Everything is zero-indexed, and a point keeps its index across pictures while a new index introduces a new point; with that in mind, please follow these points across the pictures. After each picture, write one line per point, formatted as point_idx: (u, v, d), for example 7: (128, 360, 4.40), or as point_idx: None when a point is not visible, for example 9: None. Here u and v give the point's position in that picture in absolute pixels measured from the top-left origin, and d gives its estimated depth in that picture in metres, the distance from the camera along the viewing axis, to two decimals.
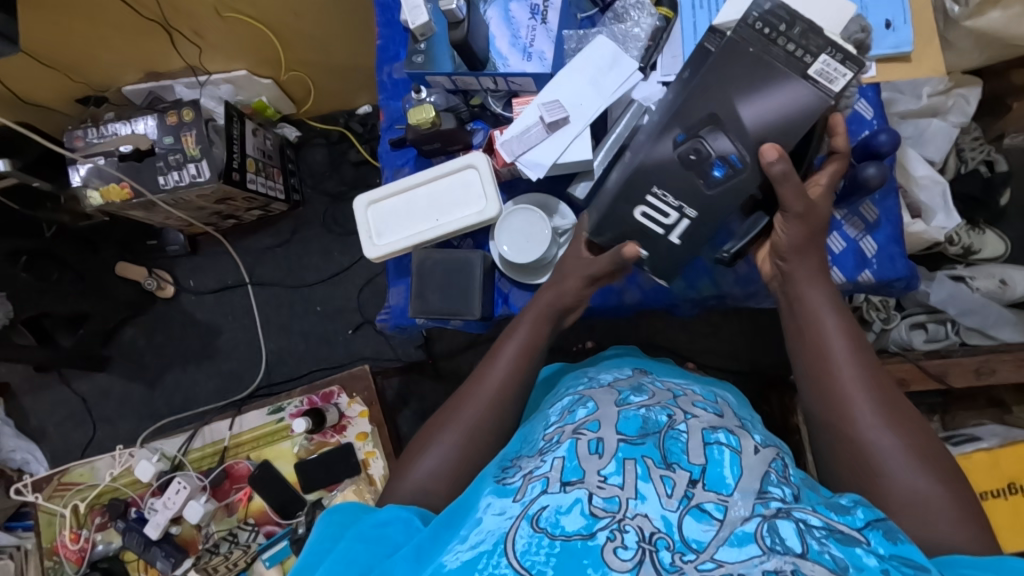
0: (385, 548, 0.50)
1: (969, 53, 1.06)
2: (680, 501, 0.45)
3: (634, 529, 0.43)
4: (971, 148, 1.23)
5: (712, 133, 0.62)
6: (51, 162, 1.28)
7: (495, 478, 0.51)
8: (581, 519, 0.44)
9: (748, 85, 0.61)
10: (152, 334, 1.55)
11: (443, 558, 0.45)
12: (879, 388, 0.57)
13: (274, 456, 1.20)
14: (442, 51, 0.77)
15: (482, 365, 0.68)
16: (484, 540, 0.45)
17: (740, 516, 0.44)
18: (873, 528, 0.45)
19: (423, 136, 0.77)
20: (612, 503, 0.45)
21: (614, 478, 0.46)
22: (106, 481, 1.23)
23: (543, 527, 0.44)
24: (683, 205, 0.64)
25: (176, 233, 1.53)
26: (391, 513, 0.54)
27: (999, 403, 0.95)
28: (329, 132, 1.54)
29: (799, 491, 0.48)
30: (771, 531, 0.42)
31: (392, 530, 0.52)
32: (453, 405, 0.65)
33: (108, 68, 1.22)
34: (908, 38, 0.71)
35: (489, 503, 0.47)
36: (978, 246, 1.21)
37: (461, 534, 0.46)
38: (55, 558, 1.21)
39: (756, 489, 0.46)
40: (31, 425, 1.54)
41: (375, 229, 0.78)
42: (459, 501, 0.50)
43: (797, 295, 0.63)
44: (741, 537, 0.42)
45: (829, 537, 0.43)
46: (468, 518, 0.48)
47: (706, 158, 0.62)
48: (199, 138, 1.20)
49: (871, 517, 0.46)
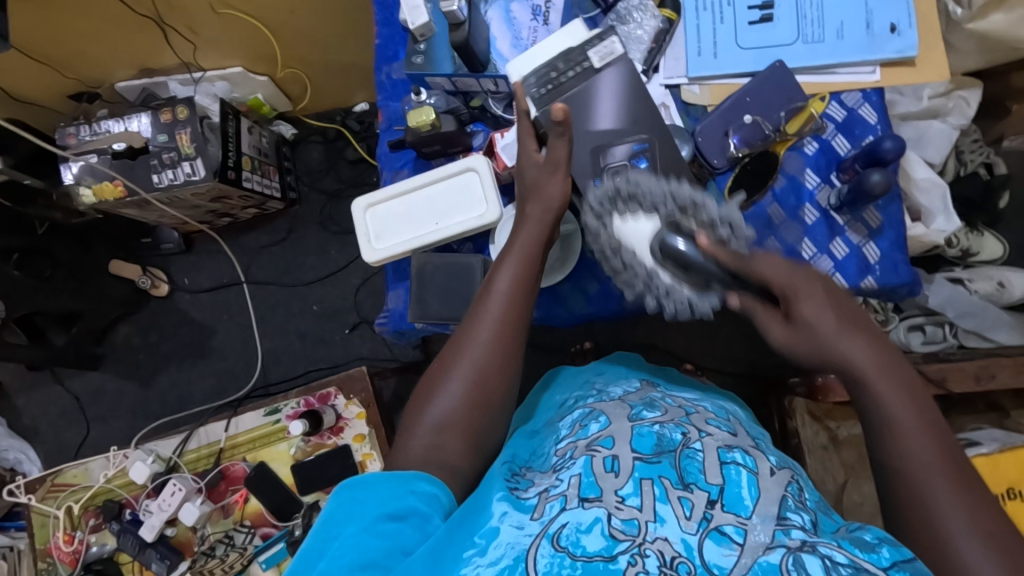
0: (402, 545, 0.48)
1: (971, 56, 1.06)
2: (699, 523, 0.44)
3: (654, 553, 0.42)
4: (970, 151, 1.23)
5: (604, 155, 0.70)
6: (42, 159, 1.27)
7: (507, 486, 0.51)
8: (602, 540, 0.43)
9: (580, 115, 0.71)
10: (146, 333, 1.54)
11: (461, 570, 0.44)
12: (948, 447, 0.50)
13: (269, 457, 1.19)
14: (442, 51, 0.76)
15: (456, 340, 0.63)
16: (504, 556, 0.44)
17: (761, 542, 0.43)
18: (899, 569, 0.43)
19: (422, 138, 0.75)
20: (631, 526, 0.44)
21: (632, 499, 0.46)
22: (100, 483, 1.22)
23: (564, 546, 0.43)
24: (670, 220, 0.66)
25: (171, 231, 1.51)
26: (402, 505, 0.51)
27: (998, 408, 0.95)
28: (326, 130, 1.53)
29: (816, 519, 0.48)
30: (797, 564, 0.41)
31: (408, 528, 0.50)
32: (431, 385, 0.62)
33: (100, 64, 1.20)
34: (913, 43, 0.71)
35: (506, 513, 0.47)
36: (977, 248, 1.20)
37: (478, 543, 0.45)
38: (49, 559, 1.20)
39: (775, 515, 0.45)
40: (23, 424, 1.53)
41: (373, 232, 0.76)
42: (475, 499, 0.50)
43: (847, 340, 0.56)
44: (765, 567, 0.41)
45: (856, 574, 0.41)
46: (481, 525, 0.46)
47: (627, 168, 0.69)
48: (194, 136, 1.18)
49: (897, 557, 0.44)
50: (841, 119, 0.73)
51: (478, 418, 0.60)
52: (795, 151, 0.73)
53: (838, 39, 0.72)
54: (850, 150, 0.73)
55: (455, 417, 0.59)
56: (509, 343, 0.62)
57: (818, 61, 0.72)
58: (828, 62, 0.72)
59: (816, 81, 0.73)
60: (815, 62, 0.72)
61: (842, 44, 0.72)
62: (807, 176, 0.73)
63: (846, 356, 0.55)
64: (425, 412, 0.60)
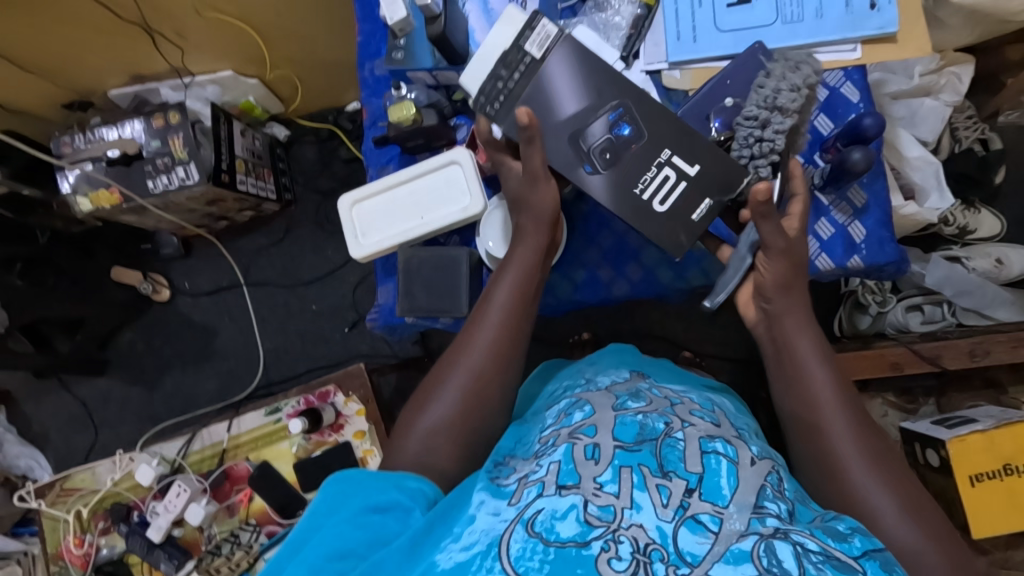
0: (381, 535, 0.49)
1: (961, 29, 1.05)
2: (675, 511, 0.44)
3: (629, 539, 0.43)
4: (965, 127, 1.21)
5: (583, 140, 0.67)
6: (40, 168, 1.28)
7: (489, 476, 0.51)
8: (576, 527, 0.43)
9: (543, 105, 0.68)
10: (149, 338, 1.56)
11: (436, 557, 0.45)
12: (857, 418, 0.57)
13: (273, 456, 1.21)
14: (421, 47, 0.76)
15: (458, 345, 0.65)
16: (478, 541, 0.44)
17: (735, 530, 0.43)
18: (870, 558, 0.44)
19: (404, 133, 0.76)
20: (607, 512, 0.44)
21: (610, 485, 0.46)
22: (108, 486, 1.24)
23: (538, 533, 0.43)
24: (658, 163, 0.66)
25: (170, 236, 1.52)
26: (389, 497, 0.51)
27: (995, 384, 0.94)
28: (319, 130, 1.53)
29: (793, 508, 0.48)
30: (768, 552, 0.42)
31: (388, 518, 0.50)
32: (434, 378, 0.63)
33: (92, 72, 1.21)
34: (893, 19, 0.70)
35: (483, 502, 0.47)
36: (973, 225, 1.19)
37: (455, 531, 0.46)
38: (61, 562, 1.22)
39: (752, 504, 0.46)
40: (34, 431, 1.55)
41: (360, 228, 0.77)
42: (459, 492, 0.50)
43: (782, 335, 0.62)
44: (737, 555, 0.42)
45: (825, 562, 0.42)
46: (461, 516, 0.47)
47: (612, 142, 0.66)
48: (187, 140, 1.20)
49: (868, 547, 0.45)
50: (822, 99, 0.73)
51: (474, 406, 0.61)
52: None
53: (817, 18, 0.71)
54: (833, 130, 0.73)
55: (442, 414, 0.60)
56: (510, 348, 0.64)
57: (797, 41, 0.71)
58: (806, 42, 0.71)
59: None
60: (795, 42, 0.71)
61: (822, 23, 0.71)
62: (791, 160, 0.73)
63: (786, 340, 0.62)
64: (416, 420, 0.61)
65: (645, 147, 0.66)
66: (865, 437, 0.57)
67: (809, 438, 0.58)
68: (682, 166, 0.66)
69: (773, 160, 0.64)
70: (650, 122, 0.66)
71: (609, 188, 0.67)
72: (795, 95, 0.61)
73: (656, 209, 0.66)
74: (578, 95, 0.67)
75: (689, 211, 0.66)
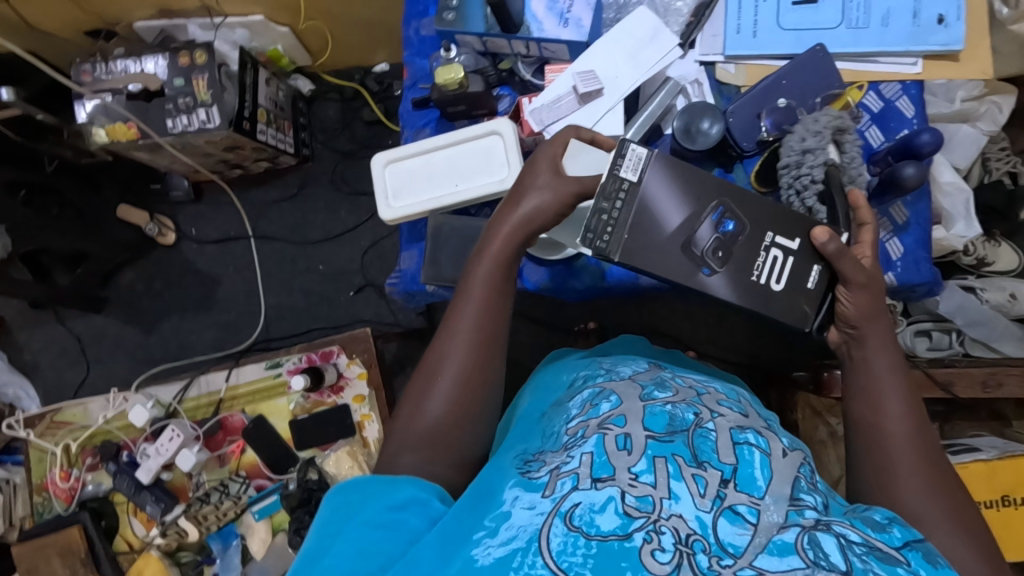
0: (407, 533, 0.49)
1: (1009, 59, 1.03)
2: (713, 501, 0.44)
3: (670, 530, 0.42)
4: (997, 158, 1.21)
5: (693, 245, 0.63)
6: (56, 93, 1.24)
7: (518, 471, 0.50)
8: (616, 519, 0.43)
9: (646, 219, 0.63)
10: (150, 280, 1.53)
11: (472, 551, 0.43)
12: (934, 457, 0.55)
13: (268, 411, 1.20)
14: (475, 9, 0.74)
15: (428, 366, 0.62)
16: (517, 537, 0.43)
17: (775, 522, 0.43)
18: (911, 548, 0.44)
19: (448, 97, 0.74)
20: (645, 502, 0.44)
21: (646, 476, 0.46)
22: (99, 423, 1.23)
23: (578, 526, 0.43)
24: (763, 246, 0.64)
25: (181, 179, 1.50)
26: (407, 495, 0.52)
27: (1000, 416, 0.95)
28: (344, 88, 1.50)
29: (827, 501, 0.47)
30: (813, 544, 0.41)
31: (409, 514, 0.50)
32: (433, 353, 0.62)
33: (120, 0, 1.17)
34: (960, 37, 0.68)
35: (517, 497, 0.46)
36: (992, 258, 1.18)
37: (488, 525, 0.45)
38: (45, 494, 1.22)
39: (788, 496, 0.45)
40: (24, 360, 1.53)
41: (392, 189, 0.75)
42: (484, 486, 0.50)
43: (864, 358, 0.61)
44: (781, 546, 0.41)
45: (870, 554, 0.42)
46: (494, 509, 0.46)
47: (722, 240, 0.63)
48: (212, 82, 1.16)
49: (908, 538, 0.45)
50: (876, 111, 0.72)
51: (476, 375, 0.61)
52: None
53: (883, 26, 0.70)
54: (883, 143, 0.72)
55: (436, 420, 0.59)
56: (490, 344, 0.62)
57: (859, 49, 0.70)
58: (868, 50, 0.70)
59: (855, 69, 0.71)
60: (857, 49, 0.70)
61: (887, 32, 0.70)
62: None
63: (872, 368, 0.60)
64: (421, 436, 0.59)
65: (750, 233, 0.64)
66: (920, 433, 0.56)
67: (862, 421, 0.58)
68: (785, 243, 0.64)
69: (818, 189, 0.64)
70: (746, 211, 0.64)
71: (727, 284, 0.64)
72: (817, 135, 0.64)
73: (775, 288, 0.63)
74: (679, 206, 0.63)
75: (805, 281, 0.64)
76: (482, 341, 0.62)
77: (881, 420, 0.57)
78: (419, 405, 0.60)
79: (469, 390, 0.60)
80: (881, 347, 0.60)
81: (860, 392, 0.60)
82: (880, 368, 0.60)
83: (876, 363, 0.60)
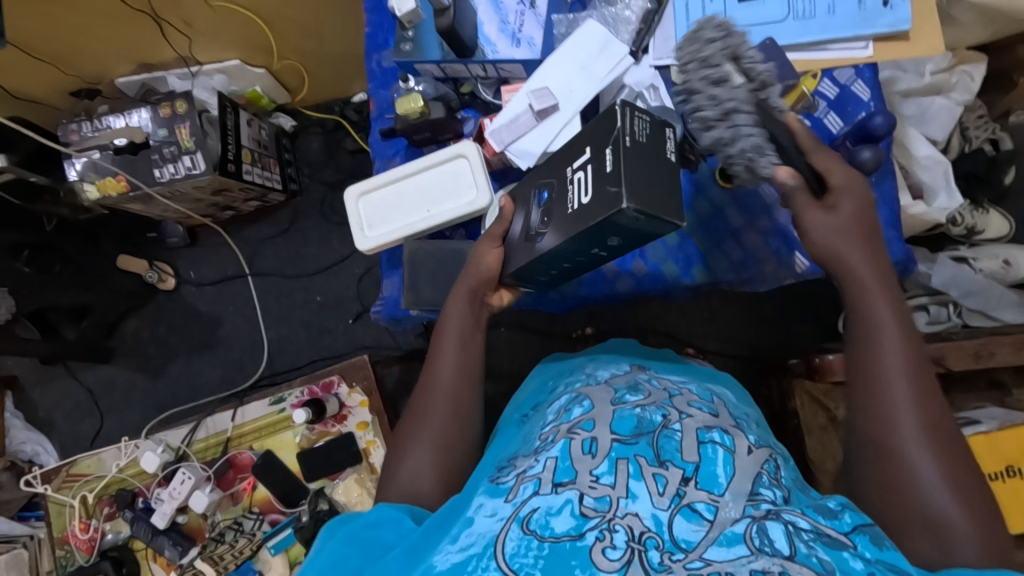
0: (380, 545, 0.50)
1: (974, 28, 1.03)
2: (671, 500, 0.44)
3: (623, 528, 0.43)
4: (975, 126, 1.20)
5: (527, 229, 0.66)
6: (47, 155, 1.28)
7: (489, 478, 0.52)
8: (571, 520, 0.44)
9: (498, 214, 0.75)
10: (154, 326, 1.56)
11: (434, 560, 0.45)
12: (932, 405, 0.55)
13: (275, 445, 1.22)
14: (430, 39, 0.76)
15: (420, 400, 0.65)
16: (474, 543, 0.44)
17: (730, 517, 0.43)
18: (860, 532, 0.44)
19: (411, 126, 0.76)
20: (602, 503, 0.45)
21: (606, 477, 0.46)
22: (113, 473, 1.25)
23: (533, 529, 0.43)
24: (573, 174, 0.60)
25: (176, 225, 1.53)
26: (381, 512, 0.53)
27: (999, 386, 0.95)
28: (325, 120, 1.53)
29: (789, 494, 0.48)
30: (761, 533, 0.42)
31: (383, 530, 0.51)
32: (427, 367, 0.67)
33: (99, 59, 1.21)
34: (906, 16, 0.69)
35: (482, 505, 0.47)
36: (981, 226, 1.18)
37: (453, 533, 0.46)
38: (66, 547, 1.23)
39: (747, 492, 0.46)
40: (39, 417, 1.56)
41: (366, 220, 0.77)
42: (457, 497, 0.51)
43: (860, 302, 0.59)
44: (730, 538, 0.42)
45: (816, 540, 0.42)
46: (460, 517, 0.47)
47: (541, 207, 0.64)
48: (193, 129, 1.19)
49: (858, 522, 0.46)
50: (832, 97, 0.73)
51: (472, 366, 0.66)
52: None
53: (829, 14, 0.71)
54: (843, 128, 0.72)
55: (415, 463, 0.60)
56: (471, 372, 0.66)
57: (807, 39, 0.71)
58: (818, 39, 0.71)
59: (807, 58, 0.72)
60: (806, 39, 0.71)
61: (834, 19, 0.71)
62: None
63: (872, 314, 0.58)
64: (395, 472, 0.61)
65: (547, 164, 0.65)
66: (920, 380, 0.56)
67: (862, 370, 0.58)
68: (582, 159, 0.59)
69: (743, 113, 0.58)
70: (551, 176, 0.64)
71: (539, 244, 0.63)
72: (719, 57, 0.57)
73: (584, 202, 0.57)
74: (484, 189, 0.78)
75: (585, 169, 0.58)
76: (464, 369, 0.66)
77: (878, 367, 0.56)
78: (409, 436, 0.63)
79: (468, 387, 0.65)
80: (878, 285, 0.59)
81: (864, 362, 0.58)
82: (882, 313, 0.58)
83: (877, 308, 0.58)
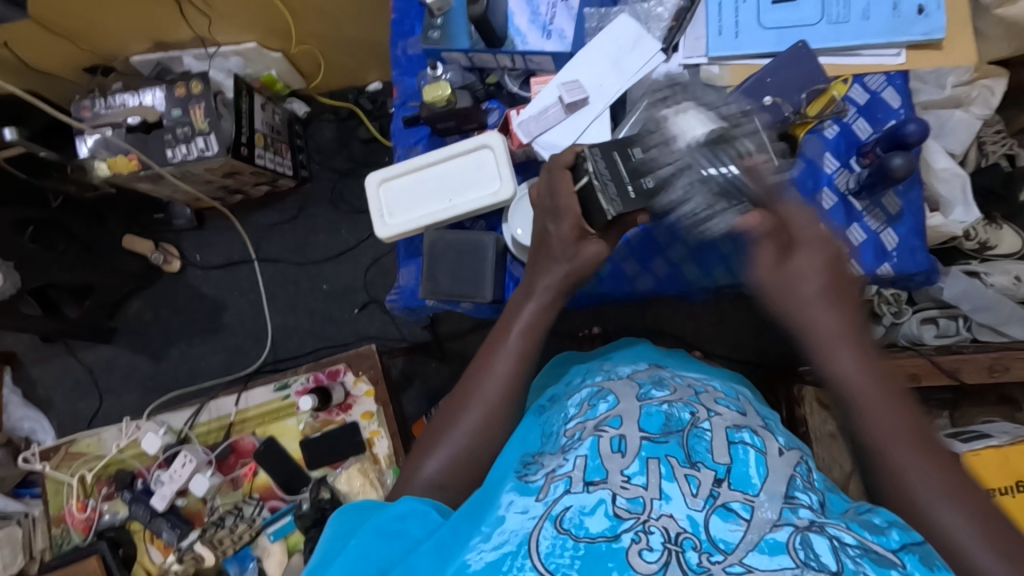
0: (404, 543, 0.49)
1: (998, 43, 1.03)
2: (705, 500, 0.44)
3: (659, 530, 0.43)
4: (992, 141, 1.20)
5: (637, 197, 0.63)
6: (57, 131, 1.27)
7: (516, 474, 0.51)
8: (606, 521, 0.43)
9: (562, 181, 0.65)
10: (157, 307, 1.55)
11: (465, 557, 0.44)
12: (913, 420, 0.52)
13: (279, 432, 1.21)
14: (459, 27, 0.75)
15: (463, 393, 0.64)
16: (507, 541, 0.43)
17: (768, 519, 0.43)
18: (909, 551, 0.43)
19: (437, 115, 0.75)
20: (636, 504, 0.44)
21: (638, 478, 0.46)
22: (112, 453, 1.24)
23: (567, 529, 0.43)
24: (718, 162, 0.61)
25: (183, 208, 1.52)
26: (408, 505, 0.52)
27: (1010, 401, 0.94)
28: (338, 108, 1.52)
29: (823, 499, 0.48)
30: (805, 545, 0.41)
31: (410, 524, 0.51)
32: (476, 375, 0.64)
33: (115, 36, 1.19)
34: (940, 25, 0.69)
35: (512, 501, 0.46)
36: (994, 242, 1.17)
37: (483, 531, 0.45)
38: (63, 526, 1.23)
39: (783, 493, 0.45)
40: (38, 395, 1.55)
41: (387, 207, 0.76)
42: (483, 493, 0.50)
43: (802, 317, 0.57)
44: (772, 545, 0.41)
45: (864, 556, 0.41)
46: (489, 515, 0.46)
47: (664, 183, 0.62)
48: (208, 111, 1.18)
49: (907, 541, 0.44)
50: (862, 103, 0.72)
51: (523, 377, 0.64)
52: (815, 135, 0.73)
53: (863, 20, 0.71)
54: (871, 134, 0.72)
55: (442, 464, 0.59)
56: (521, 386, 0.64)
57: (842, 43, 0.71)
58: (851, 44, 0.71)
59: (839, 63, 0.72)
60: (839, 43, 0.71)
61: (868, 25, 0.70)
62: (826, 160, 0.73)
63: (811, 323, 0.56)
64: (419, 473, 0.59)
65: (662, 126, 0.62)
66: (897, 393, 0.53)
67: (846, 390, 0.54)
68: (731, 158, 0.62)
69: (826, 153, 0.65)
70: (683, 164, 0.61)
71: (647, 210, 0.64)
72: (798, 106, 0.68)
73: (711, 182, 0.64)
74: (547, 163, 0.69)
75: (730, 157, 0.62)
76: (515, 377, 0.63)
77: (860, 384, 0.54)
78: (443, 432, 0.61)
79: (513, 403, 0.63)
80: (814, 297, 0.56)
81: (808, 346, 0.57)
82: (819, 323, 0.56)
83: (812, 320, 0.56)
